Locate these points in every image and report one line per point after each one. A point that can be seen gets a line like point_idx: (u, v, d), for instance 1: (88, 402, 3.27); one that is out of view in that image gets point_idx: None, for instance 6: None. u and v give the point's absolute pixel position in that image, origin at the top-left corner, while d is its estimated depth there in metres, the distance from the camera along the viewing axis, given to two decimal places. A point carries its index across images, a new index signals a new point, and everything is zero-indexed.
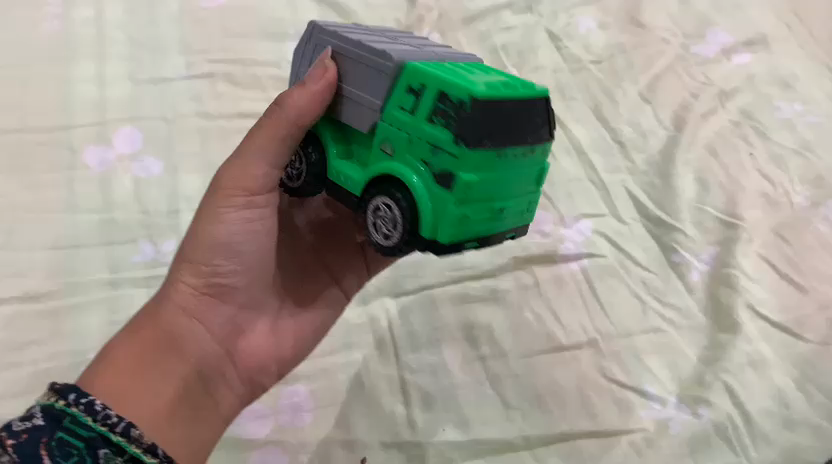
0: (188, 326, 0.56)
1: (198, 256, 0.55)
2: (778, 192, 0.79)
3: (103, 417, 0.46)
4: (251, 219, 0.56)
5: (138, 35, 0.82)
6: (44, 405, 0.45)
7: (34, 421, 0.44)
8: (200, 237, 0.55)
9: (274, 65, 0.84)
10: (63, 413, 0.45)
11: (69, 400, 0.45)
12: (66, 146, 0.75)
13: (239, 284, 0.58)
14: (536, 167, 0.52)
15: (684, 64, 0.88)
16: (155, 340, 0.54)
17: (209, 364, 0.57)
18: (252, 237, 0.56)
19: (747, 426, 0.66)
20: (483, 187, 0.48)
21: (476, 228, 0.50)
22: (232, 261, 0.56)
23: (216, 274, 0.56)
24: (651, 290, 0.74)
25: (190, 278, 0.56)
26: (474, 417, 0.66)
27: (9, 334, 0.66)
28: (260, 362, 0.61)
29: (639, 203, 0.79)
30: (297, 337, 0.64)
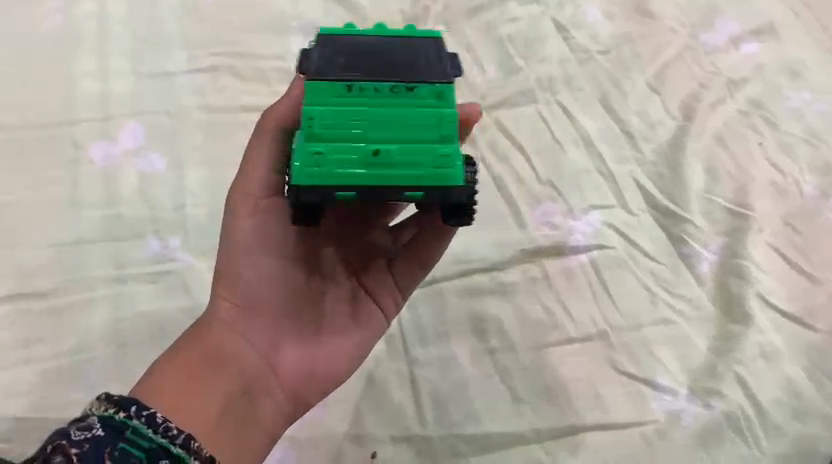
0: (229, 340, 0.56)
1: (228, 270, 0.57)
2: (789, 182, 0.78)
3: (163, 429, 0.47)
4: (267, 224, 0.58)
5: (141, 30, 0.82)
6: (103, 416, 0.46)
7: (95, 432, 0.45)
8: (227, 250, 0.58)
9: (279, 58, 0.82)
10: (124, 425, 0.46)
11: (130, 413, 0.47)
12: (71, 142, 0.75)
13: (274, 295, 0.58)
14: (428, 109, 0.50)
15: (692, 54, 0.86)
16: (198, 356, 0.54)
17: (254, 378, 0.56)
18: (273, 245, 0.58)
19: (758, 417, 0.67)
20: (346, 117, 0.49)
21: (343, 168, 0.48)
22: (256, 266, 0.57)
23: (248, 286, 0.57)
24: (661, 281, 0.73)
25: (226, 294, 0.57)
26: (483, 411, 0.67)
27: (17, 331, 0.66)
28: (304, 378, 0.58)
29: (647, 193, 0.77)
30: (342, 356, 0.60)
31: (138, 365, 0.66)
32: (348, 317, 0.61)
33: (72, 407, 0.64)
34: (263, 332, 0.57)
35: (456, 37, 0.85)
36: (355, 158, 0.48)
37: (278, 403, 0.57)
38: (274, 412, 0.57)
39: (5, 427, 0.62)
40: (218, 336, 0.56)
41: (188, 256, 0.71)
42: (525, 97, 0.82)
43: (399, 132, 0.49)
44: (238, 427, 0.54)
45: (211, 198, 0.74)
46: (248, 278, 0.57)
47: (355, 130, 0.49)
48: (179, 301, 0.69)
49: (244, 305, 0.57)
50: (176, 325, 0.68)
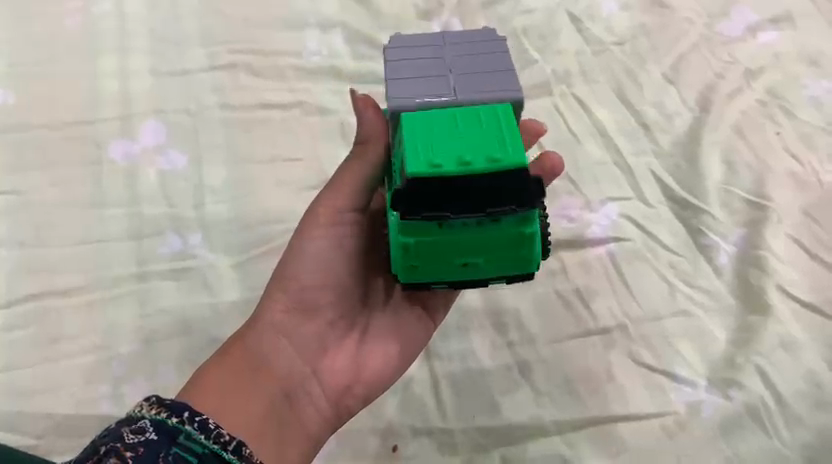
0: (274, 342, 0.57)
1: (284, 273, 0.59)
2: (808, 171, 0.78)
3: (215, 435, 0.49)
4: (334, 240, 0.59)
5: (160, 28, 0.83)
6: (156, 420, 0.47)
7: (148, 436, 0.46)
8: (295, 261, 0.59)
9: (295, 54, 0.83)
10: (177, 430, 0.47)
11: (183, 418, 0.48)
12: (93, 142, 0.76)
13: (323, 298, 0.59)
14: (513, 235, 0.48)
15: (709, 44, 0.86)
16: (244, 357, 0.56)
17: (293, 379, 0.57)
18: (334, 251, 0.59)
19: (779, 408, 0.66)
20: (433, 246, 0.48)
21: (435, 275, 0.50)
22: (315, 275, 0.59)
23: (300, 288, 0.58)
24: (680, 273, 0.73)
25: (276, 296, 0.59)
26: (504, 405, 0.67)
27: (44, 329, 0.67)
28: (343, 383, 0.59)
29: (664, 185, 0.77)
30: (385, 361, 0.60)
31: (162, 360, 0.66)
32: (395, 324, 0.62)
33: (97, 403, 0.64)
34: (312, 339, 0.59)
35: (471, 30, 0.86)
36: (446, 269, 0.50)
37: (317, 407, 0.58)
38: (313, 415, 0.57)
39: (33, 426, 0.63)
40: (265, 338, 0.57)
41: (209, 252, 0.72)
42: (542, 90, 0.83)
43: (486, 251, 0.49)
44: (276, 431, 0.54)
45: (232, 194, 0.75)
46: (302, 283, 0.58)
47: (447, 252, 0.49)
48: (202, 297, 0.69)
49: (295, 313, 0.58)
50: (199, 319, 0.68)
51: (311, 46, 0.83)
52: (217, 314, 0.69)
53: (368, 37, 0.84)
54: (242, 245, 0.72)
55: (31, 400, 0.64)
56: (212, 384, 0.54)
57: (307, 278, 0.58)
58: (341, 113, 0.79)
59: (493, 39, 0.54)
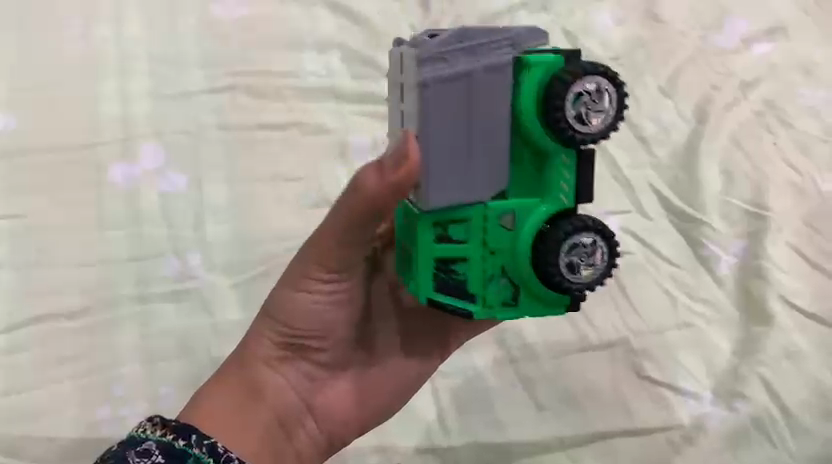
0: (270, 375, 0.57)
1: (279, 318, 0.56)
2: (805, 182, 0.79)
3: (224, 459, 0.49)
4: (328, 290, 0.56)
5: (155, 47, 0.79)
6: (163, 443, 0.48)
7: (155, 459, 0.47)
8: (285, 303, 0.56)
9: (292, 75, 0.81)
10: (185, 454, 0.48)
11: (190, 441, 0.48)
12: (93, 165, 0.74)
13: (321, 343, 0.57)
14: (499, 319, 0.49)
15: (705, 56, 0.85)
16: (241, 388, 0.56)
17: (292, 413, 0.57)
18: (330, 302, 0.57)
19: (785, 418, 0.68)
20: None
21: None
22: (326, 322, 0.57)
23: (295, 335, 0.57)
24: (681, 286, 0.73)
25: (272, 335, 0.57)
26: (508, 419, 0.67)
27: (47, 351, 0.68)
28: (340, 419, 0.59)
29: (664, 198, 0.77)
30: (382, 399, 0.60)
31: (167, 380, 0.70)
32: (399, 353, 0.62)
33: (102, 426, 0.68)
34: (317, 368, 0.58)
35: None
36: None
37: (314, 431, 0.58)
38: (310, 445, 0.58)
39: (37, 448, 0.66)
40: (265, 370, 0.57)
41: (210, 275, 0.73)
42: None
43: None
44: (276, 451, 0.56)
45: (231, 216, 0.76)
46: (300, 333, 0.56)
47: None
48: (203, 319, 0.72)
49: (294, 353, 0.57)
50: (202, 339, 0.72)
51: (310, 67, 0.82)
52: (218, 334, 0.72)
53: (361, 55, 0.83)
54: (241, 265, 0.74)
55: (39, 423, 0.67)
56: (212, 407, 0.55)
57: (304, 330, 0.56)
58: (338, 132, 0.81)
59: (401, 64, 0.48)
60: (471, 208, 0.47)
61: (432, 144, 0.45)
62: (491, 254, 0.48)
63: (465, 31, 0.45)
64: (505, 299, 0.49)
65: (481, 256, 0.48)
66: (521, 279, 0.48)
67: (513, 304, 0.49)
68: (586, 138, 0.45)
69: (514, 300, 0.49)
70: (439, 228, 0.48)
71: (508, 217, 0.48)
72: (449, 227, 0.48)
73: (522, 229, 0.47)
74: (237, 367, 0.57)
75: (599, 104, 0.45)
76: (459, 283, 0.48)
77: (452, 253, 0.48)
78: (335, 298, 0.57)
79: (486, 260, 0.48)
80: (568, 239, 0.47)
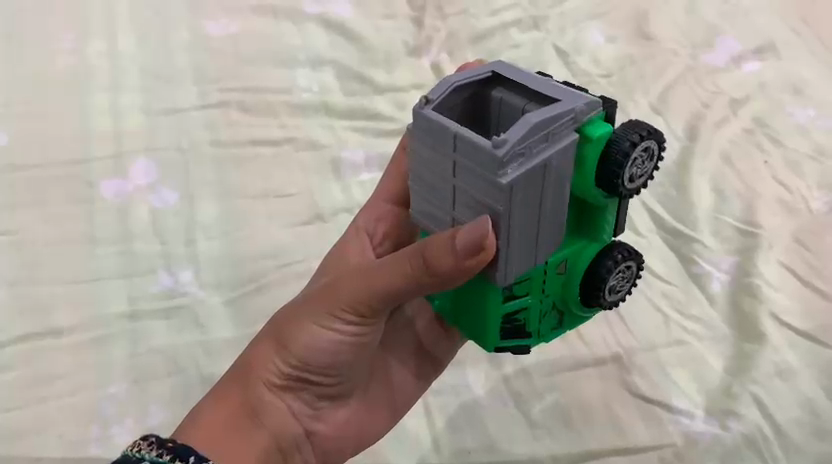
0: (271, 400, 0.56)
1: (293, 352, 0.54)
2: (797, 199, 0.79)
3: None
4: (352, 335, 0.54)
5: (152, 66, 0.85)
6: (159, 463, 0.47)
7: None
8: (302, 341, 0.54)
9: (287, 92, 0.85)
10: None
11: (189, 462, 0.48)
12: (85, 181, 0.76)
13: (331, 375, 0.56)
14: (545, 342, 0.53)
15: (694, 74, 0.89)
16: (240, 411, 0.55)
17: (288, 438, 0.57)
18: (350, 345, 0.54)
19: (778, 438, 0.65)
20: None
21: None
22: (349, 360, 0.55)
23: (307, 370, 0.55)
24: (673, 302, 0.73)
25: (281, 365, 0.55)
26: (499, 438, 0.66)
27: (34, 369, 0.65)
28: (337, 445, 0.59)
29: (656, 215, 0.79)
30: (377, 423, 0.61)
31: (154, 400, 0.64)
32: (399, 385, 0.63)
33: (89, 444, 0.61)
34: (320, 395, 0.58)
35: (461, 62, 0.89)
36: None
37: (308, 455, 0.58)
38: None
39: None
40: (267, 393, 0.55)
41: (201, 290, 0.71)
42: None
43: None
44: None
45: (223, 232, 0.75)
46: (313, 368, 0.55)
47: None
48: (193, 336, 0.68)
49: (303, 382, 0.56)
50: (190, 355, 0.67)
51: (301, 83, 0.86)
52: (209, 353, 0.67)
53: (357, 73, 0.87)
54: (234, 285, 0.71)
55: (21, 447, 0.61)
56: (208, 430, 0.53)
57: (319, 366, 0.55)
58: (332, 148, 0.81)
59: (453, 143, 0.42)
60: (534, 268, 0.47)
61: (513, 234, 0.43)
62: (545, 296, 0.49)
63: (541, 120, 0.41)
64: (552, 325, 0.52)
65: (540, 299, 0.49)
66: (565, 305, 0.51)
67: (559, 326, 0.52)
68: (632, 193, 0.47)
69: (559, 323, 0.52)
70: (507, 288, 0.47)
71: (562, 263, 0.49)
72: (515, 284, 0.47)
73: (573, 270, 0.50)
74: (237, 388, 0.56)
75: (644, 163, 0.47)
76: (518, 326, 0.49)
77: (517, 307, 0.48)
78: (358, 342, 0.54)
79: (542, 303, 0.49)
80: (616, 269, 0.50)
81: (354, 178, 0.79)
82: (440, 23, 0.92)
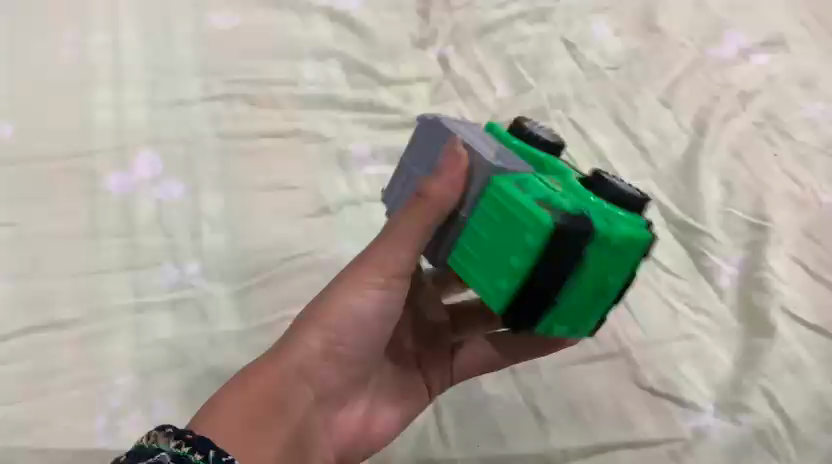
0: (298, 383, 0.55)
1: (327, 321, 0.55)
2: (806, 192, 0.78)
3: None
4: (381, 302, 0.56)
5: (156, 60, 0.83)
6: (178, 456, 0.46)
7: None
8: (335, 311, 0.56)
9: (293, 85, 0.84)
10: None
11: (208, 456, 0.47)
12: (89, 173, 0.75)
13: (354, 356, 0.58)
14: (612, 235, 0.50)
15: (702, 67, 0.88)
16: (265, 394, 0.53)
17: (309, 429, 0.55)
18: (377, 317, 0.57)
19: (788, 431, 0.66)
20: (571, 303, 0.53)
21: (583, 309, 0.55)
22: (354, 336, 0.57)
23: (339, 344, 0.56)
24: (681, 296, 0.73)
25: (315, 340, 0.56)
26: (508, 432, 0.65)
27: (38, 363, 0.64)
28: (353, 441, 0.59)
29: (664, 209, 0.77)
30: (391, 421, 0.61)
31: (158, 393, 0.65)
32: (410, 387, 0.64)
33: (96, 438, 0.61)
34: (332, 387, 0.57)
35: (470, 63, 0.87)
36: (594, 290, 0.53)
37: (327, 452, 0.57)
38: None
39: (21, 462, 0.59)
40: (292, 375, 0.55)
41: (208, 283, 0.71)
42: (538, 115, 0.83)
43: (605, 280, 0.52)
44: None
45: (228, 225, 0.74)
46: (341, 342, 0.56)
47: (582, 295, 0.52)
48: (201, 329, 0.68)
49: (327, 362, 0.56)
50: (196, 348, 0.67)
51: (308, 76, 0.84)
52: (214, 345, 0.67)
53: (364, 66, 0.86)
54: (239, 276, 0.71)
55: (23, 440, 0.60)
56: (229, 423, 0.51)
57: (347, 338, 0.56)
58: (339, 142, 0.81)
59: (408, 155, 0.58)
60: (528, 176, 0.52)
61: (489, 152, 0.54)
62: (566, 193, 0.51)
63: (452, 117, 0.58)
64: (608, 230, 0.50)
65: (562, 194, 0.51)
66: (600, 211, 0.51)
67: (607, 219, 0.51)
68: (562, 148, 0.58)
69: (608, 220, 0.51)
70: (514, 181, 0.51)
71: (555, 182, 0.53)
72: (517, 183, 0.51)
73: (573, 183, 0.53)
74: (263, 370, 0.54)
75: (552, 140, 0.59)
76: (553, 206, 0.49)
77: (538, 192, 0.50)
78: (384, 313, 0.57)
79: (567, 197, 0.51)
80: (612, 178, 0.54)
81: (362, 172, 0.79)
82: (447, 15, 0.92)
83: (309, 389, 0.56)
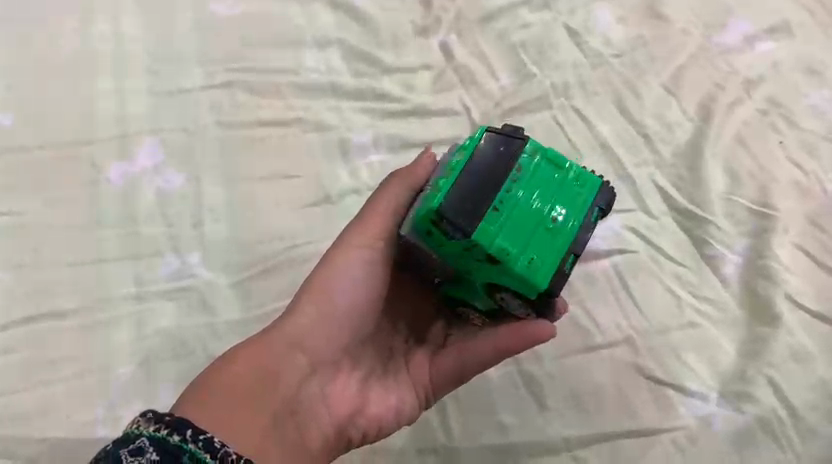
0: (291, 354, 0.56)
1: (318, 288, 0.58)
2: (811, 180, 0.78)
3: (223, 454, 0.46)
4: (373, 262, 0.59)
5: (154, 48, 0.82)
6: (157, 439, 0.46)
7: (150, 456, 0.45)
8: (328, 277, 0.58)
9: (293, 72, 0.82)
10: (180, 450, 0.46)
11: (186, 437, 0.46)
12: (90, 163, 0.75)
13: (349, 325, 0.58)
14: (550, 156, 0.55)
15: (707, 55, 0.85)
16: (254, 368, 0.54)
17: (301, 403, 0.55)
18: (369, 279, 0.59)
19: (792, 420, 0.66)
20: (518, 220, 0.53)
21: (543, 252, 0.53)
22: (342, 297, 0.58)
23: (333, 307, 0.58)
24: (686, 285, 0.72)
25: (308, 307, 0.57)
26: (511, 421, 0.66)
27: (41, 351, 0.66)
28: (349, 414, 0.58)
29: (669, 197, 0.77)
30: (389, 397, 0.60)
31: (162, 382, 0.66)
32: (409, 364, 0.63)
33: (97, 425, 0.64)
34: (328, 361, 0.57)
35: (470, 47, 0.86)
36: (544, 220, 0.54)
37: (324, 425, 0.56)
38: (319, 439, 0.56)
39: (30, 449, 0.62)
40: (284, 347, 0.55)
41: (209, 272, 0.71)
42: (541, 102, 0.82)
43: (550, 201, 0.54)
44: (287, 442, 0.53)
45: (230, 215, 0.74)
46: (335, 306, 0.58)
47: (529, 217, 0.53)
48: (202, 318, 0.69)
49: (322, 328, 0.57)
50: (197, 336, 0.68)
51: (308, 63, 0.83)
52: (217, 335, 0.68)
53: (364, 53, 0.84)
54: (241, 265, 0.71)
55: (27, 428, 0.63)
56: (220, 407, 0.51)
57: (342, 301, 0.58)
58: (339, 130, 0.80)
59: None
60: None
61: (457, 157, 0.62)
62: None
63: None
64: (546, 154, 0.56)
65: None
66: None
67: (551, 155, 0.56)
68: None
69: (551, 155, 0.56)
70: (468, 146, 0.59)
71: None
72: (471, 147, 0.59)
73: None
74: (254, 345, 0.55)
75: None
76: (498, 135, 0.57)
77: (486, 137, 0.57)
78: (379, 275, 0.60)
79: None
80: None
81: (363, 161, 0.79)
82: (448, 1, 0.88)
83: (303, 359, 0.56)
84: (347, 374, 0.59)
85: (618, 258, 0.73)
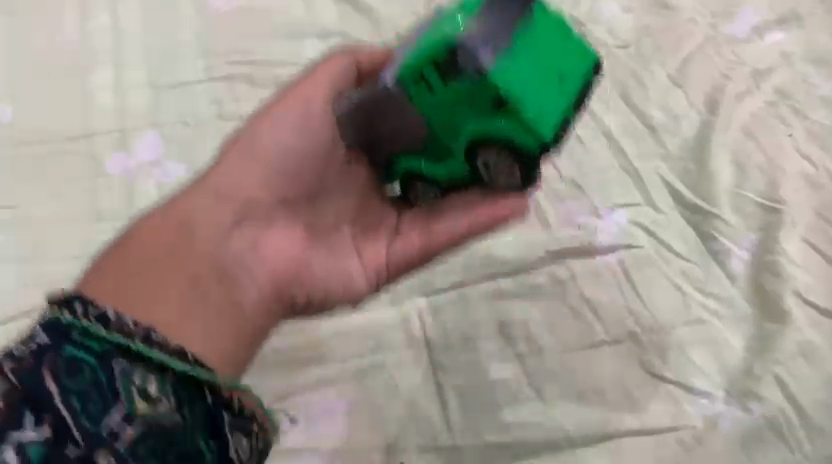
0: (207, 206, 0.57)
1: (250, 148, 0.59)
2: (820, 173, 0.76)
3: (116, 323, 0.44)
4: (319, 117, 0.59)
5: (154, 41, 0.81)
6: (49, 319, 0.43)
7: (38, 341, 0.41)
8: (264, 128, 0.59)
9: (294, 65, 0.81)
10: (69, 327, 0.42)
11: (77, 312, 0.43)
12: (90, 157, 0.74)
13: (281, 186, 0.60)
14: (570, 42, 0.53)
15: (715, 44, 0.84)
16: (168, 229, 0.55)
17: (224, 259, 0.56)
18: (312, 132, 0.59)
19: (801, 420, 0.65)
20: (534, 75, 0.51)
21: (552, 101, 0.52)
22: (278, 144, 0.59)
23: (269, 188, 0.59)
24: (692, 281, 0.71)
25: (240, 164, 0.59)
26: (513, 418, 0.65)
27: None
28: (284, 265, 0.58)
29: (675, 191, 0.75)
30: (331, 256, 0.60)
31: None
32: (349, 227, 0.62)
33: None
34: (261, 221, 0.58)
35: None
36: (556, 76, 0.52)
37: (254, 282, 0.57)
38: (253, 295, 0.57)
39: None
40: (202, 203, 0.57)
41: None
42: None
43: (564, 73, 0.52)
44: (210, 303, 0.53)
45: None
46: (267, 159, 0.59)
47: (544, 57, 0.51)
48: None
49: (248, 216, 0.58)
50: None
51: (309, 55, 0.82)
52: None
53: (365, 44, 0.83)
54: None
55: None
56: (124, 275, 0.51)
57: (274, 164, 0.59)
58: None
59: None
60: None
61: None
62: None
63: None
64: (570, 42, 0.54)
65: None
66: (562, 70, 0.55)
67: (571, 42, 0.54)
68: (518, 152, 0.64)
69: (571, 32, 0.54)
70: None
71: None
72: None
73: None
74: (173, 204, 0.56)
75: None
76: None
77: None
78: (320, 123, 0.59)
79: None
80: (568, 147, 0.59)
81: None
82: None
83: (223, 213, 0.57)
84: (285, 224, 0.60)
85: (623, 252, 0.72)
